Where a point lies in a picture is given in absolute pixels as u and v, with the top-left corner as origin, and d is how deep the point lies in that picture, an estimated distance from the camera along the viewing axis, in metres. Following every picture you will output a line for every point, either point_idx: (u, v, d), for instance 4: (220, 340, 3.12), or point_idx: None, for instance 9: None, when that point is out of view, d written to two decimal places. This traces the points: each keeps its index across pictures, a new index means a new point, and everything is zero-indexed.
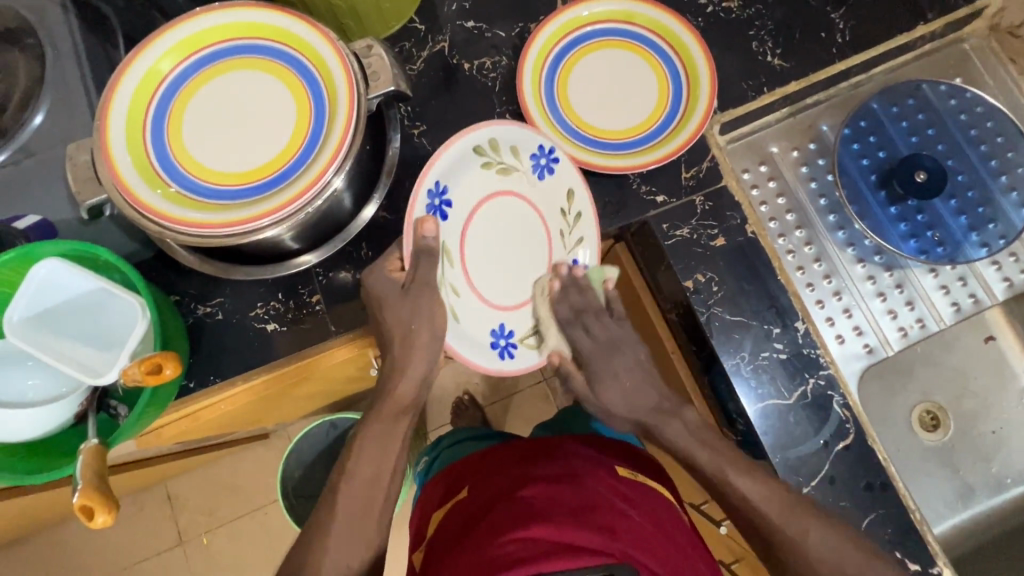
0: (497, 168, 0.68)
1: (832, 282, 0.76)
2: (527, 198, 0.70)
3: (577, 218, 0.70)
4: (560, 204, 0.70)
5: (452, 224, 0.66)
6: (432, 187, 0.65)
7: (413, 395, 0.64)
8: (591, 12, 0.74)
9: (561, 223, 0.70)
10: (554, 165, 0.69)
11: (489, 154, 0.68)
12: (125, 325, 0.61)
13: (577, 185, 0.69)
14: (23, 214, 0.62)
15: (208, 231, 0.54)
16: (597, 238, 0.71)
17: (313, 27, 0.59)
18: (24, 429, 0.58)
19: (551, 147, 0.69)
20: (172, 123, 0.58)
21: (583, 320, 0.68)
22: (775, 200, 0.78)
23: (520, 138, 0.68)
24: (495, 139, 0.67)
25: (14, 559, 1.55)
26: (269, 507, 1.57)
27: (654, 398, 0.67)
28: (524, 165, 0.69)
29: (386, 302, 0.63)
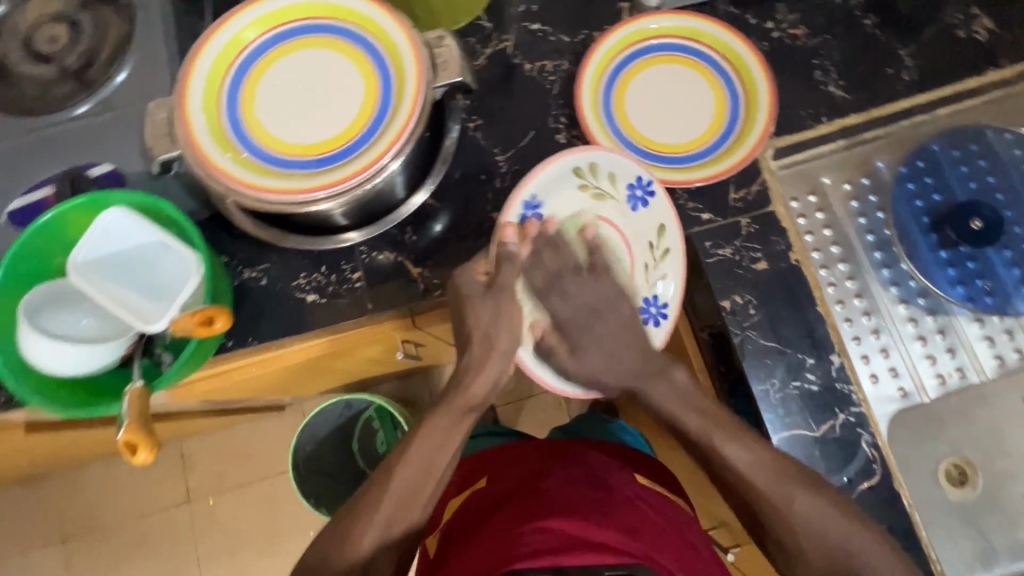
0: (592, 192, 0.70)
1: (872, 320, 0.75)
2: (618, 227, 0.71)
3: (664, 254, 0.70)
4: (649, 237, 0.70)
5: (543, 234, 0.71)
6: (527, 199, 0.69)
7: None
8: (658, 26, 0.75)
9: (646, 257, 0.70)
10: (648, 198, 0.70)
11: (587, 176, 0.70)
12: (177, 278, 0.63)
13: (667, 222, 0.69)
14: (99, 162, 0.66)
15: (265, 196, 0.56)
16: (680, 279, 0.70)
17: (391, 14, 0.61)
18: (65, 365, 0.60)
19: (649, 181, 0.69)
20: (247, 89, 0.61)
21: (560, 287, 0.67)
22: (821, 231, 0.77)
23: (621, 167, 0.70)
24: (596, 164, 0.70)
25: (30, 495, 1.61)
26: (276, 477, 1.60)
27: (636, 363, 0.65)
28: (620, 193, 0.70)
29: (470, 302, 0.66)
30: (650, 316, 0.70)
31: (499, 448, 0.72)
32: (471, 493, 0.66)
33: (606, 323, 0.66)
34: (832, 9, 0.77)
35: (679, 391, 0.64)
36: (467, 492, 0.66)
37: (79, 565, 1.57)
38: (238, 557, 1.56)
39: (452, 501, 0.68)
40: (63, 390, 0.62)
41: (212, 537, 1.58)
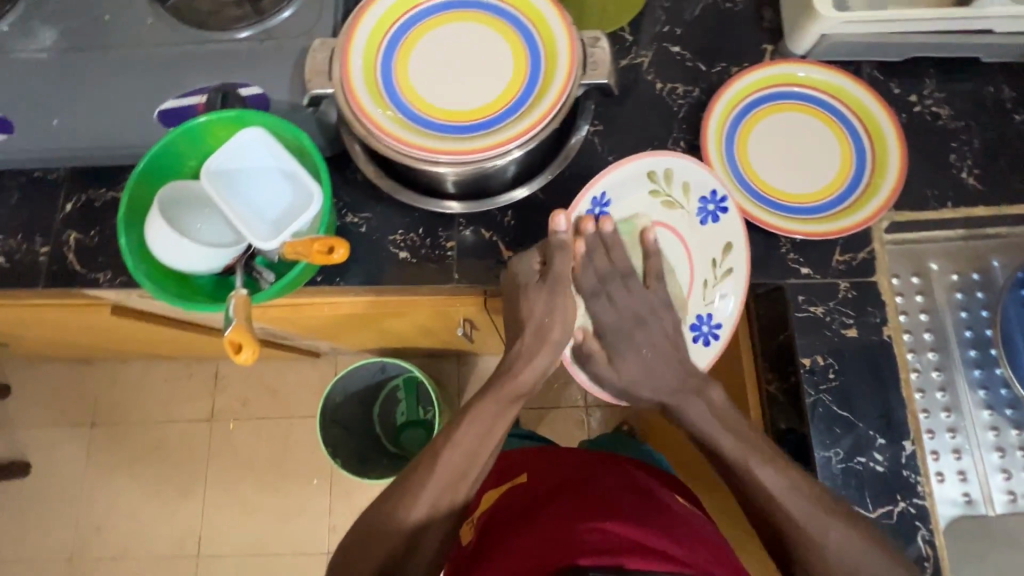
0: (663, 199, 0.72)
1: (950, 417, 0.72)
2: (683, 238, 0.72)
3: (726, 272, 0.70)
4: (713, 254, 0.71)
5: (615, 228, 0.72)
6: (597, 196, 0.72)
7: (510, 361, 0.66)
8: (806, 75, 0.75)
9: (708, 273, 0.71)
10: (720, 214, 0.70)
11: (660, 182, 0.72)
12: (296, 209, 0.68)
13: (736, 240, 0.70)
14: (249, 83, 0.70)
15: (394, 145, 0.59)
16: (738, 303, 0.70)
17: (558, 10, 0.63)
18: (176, 257, 0.65)
19: (724, 196, 0.70)
20: (407, 44, 0.64)
21: (609, 289, 0.69)
22: (917, 314, 0.75)
23: (697, 179, 0.71)
24: (670, 171, 0.72)
25: (72, 375, 1.70)
26: (296, 420, 1.65)
27: (671, 381, 0.65)
28: (690, 206, 0.72)
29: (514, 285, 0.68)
30: (700, 333, 0.71)
31: (534, 451, 0.82)
32: (510, 487, 0.75)
33: (647, 332, 0.68)
34: (982, 97, 0.75)
35: (715, 411, 0.63)
36: (506, 487, 0.75)
37: (100, 452, 1.66)
38: (241, 484, 1.61)
39: (489, 493, 0.77)
40: (170, 281, 0.67)
41: (223, 459, 1.63)
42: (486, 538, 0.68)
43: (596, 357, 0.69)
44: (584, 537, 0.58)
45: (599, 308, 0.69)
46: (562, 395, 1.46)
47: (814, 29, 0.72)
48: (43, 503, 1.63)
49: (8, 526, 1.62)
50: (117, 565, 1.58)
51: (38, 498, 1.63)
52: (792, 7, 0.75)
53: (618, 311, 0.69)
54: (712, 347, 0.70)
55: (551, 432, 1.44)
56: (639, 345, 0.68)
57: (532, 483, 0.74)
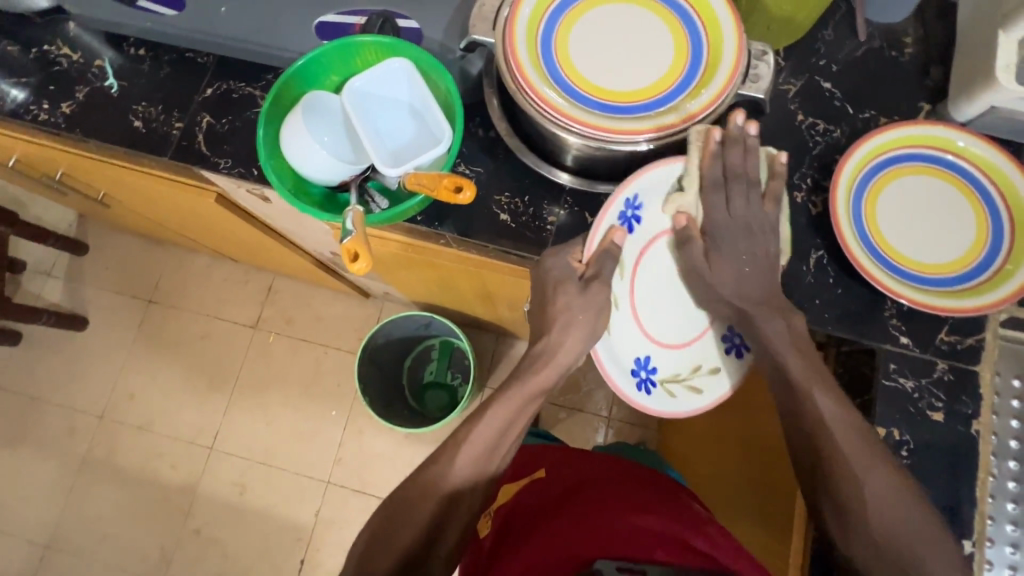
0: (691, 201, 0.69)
1: (1015, 532, 0.68)
2: None
3: None
4: None
5: (637, 239, 0.69)
6: (630, 197, 0.67)
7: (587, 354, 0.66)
8: (965, 145, 0.71)
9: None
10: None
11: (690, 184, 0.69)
12: (420, 148, 0.71)
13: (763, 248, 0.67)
14: (407, 16, 0.72)
15: (536, 101, 0.60)
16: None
17: (734, 17, 0.62)
18: (302, 160, 0.68)
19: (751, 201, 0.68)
20: (574, 10, 0.65)
21: (730, 188, 0.64)
22: (1008, 419, 0.71)
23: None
24: None
25: (144, 250, 1.81)
26: (331, 350, 1.70)
27: None
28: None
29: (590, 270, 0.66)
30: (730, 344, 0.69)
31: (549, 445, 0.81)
32: (527, 482, 0.75)
33: (750, 242, 0.64)
34: None
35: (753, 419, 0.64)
36: (524, 480, 0.76)
37: (151, 328, 1.76)
38: (266, 394, 1.68)
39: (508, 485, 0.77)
40: (288, 181, 0.70)
41: (256, 367, 1.71)
42: (507, 534, 0.69)
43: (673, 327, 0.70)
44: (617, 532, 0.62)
45: (715, 206, 0.64)
46: (590, 399, 1.46)
47: (987, 98, 0.68)
48: (90, 359, 1.74)
49: (56, 371, 1.74)
50: (139, 434, 1.68)
51: (87, 355, 1.75)
52: (965, 71, 0.72)
53: (733, 217, 0.64)
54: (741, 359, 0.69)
55: (569, 432, 1.44)
56: (741, 250, 0.64)
57: (551, 477, 0.74)
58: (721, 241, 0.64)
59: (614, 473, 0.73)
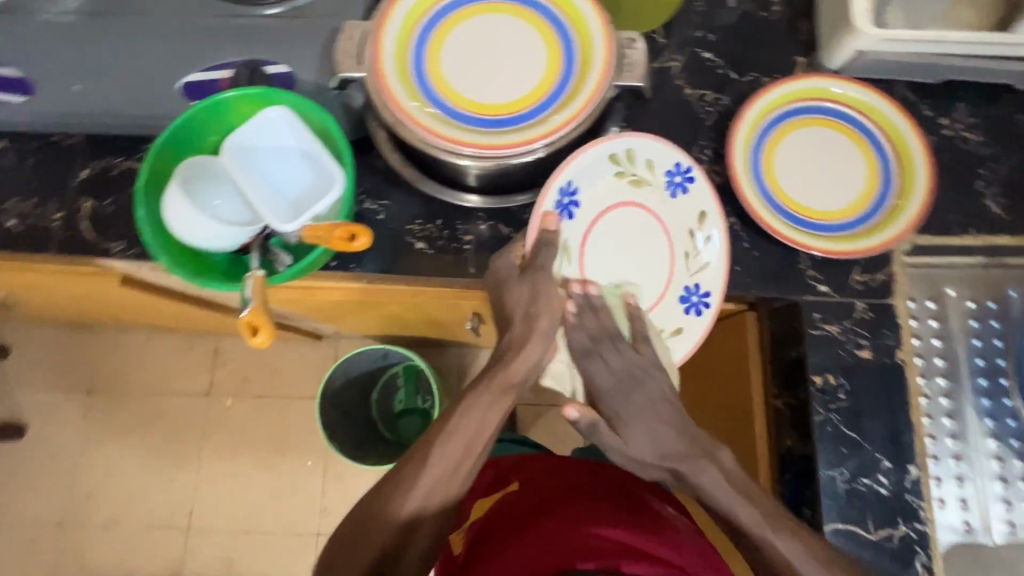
0: (629, 179, 0.72)
1: (956, 444, 0.72)
2: (656, 214, 0.73)
3: (704, 241, 0.71)
4: (690, 225, 0.72)
5: (579, 222, 0.72)
6: (564, 186, 0.70)
7: (521, 375, 0.65)
8: (839, 91, 0.74)
9: (686, 244, 0.72)
10: (688, 185, 0.72)
11: (623, 163, 0.72)
12: (316, 193, 0.67)
13: (708, 207, 0.71)
14: (275, 61, 0.69)
15: (422, 132, 0.59)
16: (721, 267, 0.70)
17: (597, 11, 0.63)
18: (192, 234, 0.64)
19: (687, 167, 0.72)
20: (440, 31, 0.63)
21: (602, 350, 0.66)
22: (930, 339, 0.75)
23: (659, 155, 0.72)
24: (631, 150, 0.72)
25: (71, 339, 1.70)
26: (295, 400, 1.64)
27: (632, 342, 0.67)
28: (658, 181, 0.72)
29: (507, 286, 0.67)
30: (690, 303, 0.71)
31: (521, 456, 0.77)
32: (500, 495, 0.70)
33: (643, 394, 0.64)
34: (1011, 124, 0.74)
35: None
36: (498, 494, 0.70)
37: (96, 419, 1.65)
38: (234, 460, 1.61)
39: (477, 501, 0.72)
40: (184, 260, 0.66)
41: (218, 435, 1.63)
42: (474, 552, 0.62)
43: (601, 319, 0.68)
44: (584, 543, 0.56)
45: (594, 372, 0.66)
46: (561, 393, 1.46)
47: (851, 44, 0.71)
48: (36, 465, 1.63)
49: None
50: (106, 531, 1.59)
51: (32, 462, 1.63)
52: (828, 21, 0.75)
53: (615, 374, 0.65)
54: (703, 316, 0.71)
55: (547, 430, 1.44)
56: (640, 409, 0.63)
57: (521, 490, 0.70)
58: (617, 412, 0.63)
59: (592, 485, 0.69)
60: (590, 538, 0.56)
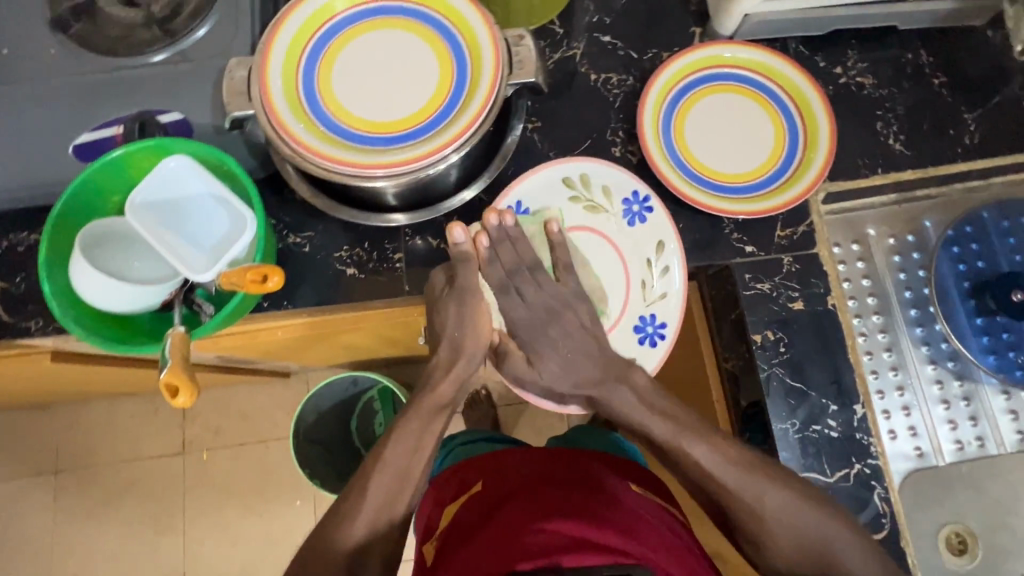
0: (584, 204, 0.73)
1: (898, 376, 0.76)
2: (613, 241, 0.73)
3: (664, 270, 0.72)
4: (647, 254, 0.72)
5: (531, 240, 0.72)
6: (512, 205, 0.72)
7: (452, 395, 0.67)
8: (732, 55, 0.75)
9: (644, 273, 0.72)
10: (646, 214, 0.72)
11: (579, 187, 0.73)
12: (230, 235, 0.66)
13: (667, 238, 0.71)
14: (167, 110, 0.67)
15: (327, 163, 0.58)
16: (679, 298, 0.71)
17: (478, 10, 0.62)
18: (109, 302, 0.62)
19: (646, 196, 0.72)
20: (326, 59, 0.63)
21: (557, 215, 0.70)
22: (860, 280, 0.78)
23: (616, 181, 0.73)
24: (586, 175, 0.73)
25: (13, 424, 1.54)
26: (271, 442, 1.52)
27: (572, 332, 0.67)
28: (615, 209, 0.73)
29: (454, 309, 0.67)
30: (647, 334, 0.71)
31: (489, 456, 0.77)
32: (465, 498, 0.71)
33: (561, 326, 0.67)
34: (901, 63, 0.77)
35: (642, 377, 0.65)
36: (463, 498, 0.71)
37: (56, 506, 1.51)
38: (218, 516, 1.49)
39: (448, 508, 0.73)
40: (106, 329, 0.64)
41: (197, 492, 1.50)
42: (438, 556, 0.63)
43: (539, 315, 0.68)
44: (530, 539, 0.56)
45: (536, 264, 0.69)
46: None
47: (738, 10, 0.73)
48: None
49: None
50: None
51: None
52: None
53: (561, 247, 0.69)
54: (660, 347, 0.71)
55: (532, 427, 1.37)
56: (581, 304, 0.68)
57: (484, 491, 0.70)
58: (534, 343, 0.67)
59: (556, 472, 0.69)
60: (535, 534, 0.56)
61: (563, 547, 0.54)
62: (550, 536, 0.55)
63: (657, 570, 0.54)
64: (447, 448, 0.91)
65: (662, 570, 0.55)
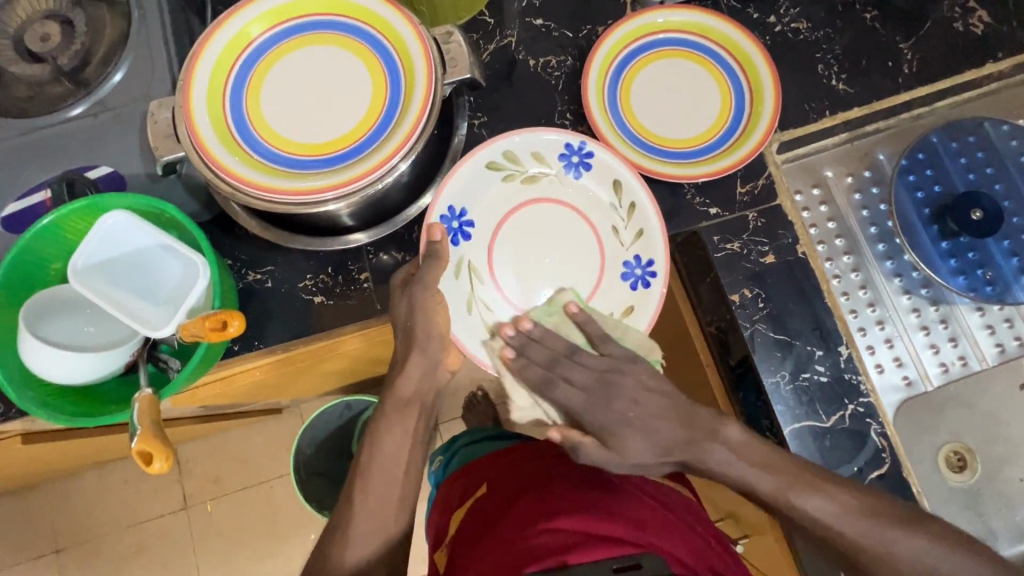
0: (521, 178, 0.73)
1: (876, 311, 0.77)
2: (563, 199, 0.73)
3: (630, 207, 0.71)
4: (609, 199, 0.72)
5: (478, 240, 0.72)
6: (447, 213, 0.70)
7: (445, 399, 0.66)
8: (665, 20, 0.74)
9: (611, 218, 0.72)
10: (587, 161, 0.72)
11: (509, 166, 0.72)
12: (184, 284, 0.63)
13: (621, 174, 0.70)
14: (96, 165, 0.63)
15: (271, 195, 0.56)
16: (658, 227, 0.69)
17: (400, 12, 0.60)
18: (66, 375, 0.59)
19: (579, 144, 0.71)
20: (251, 86, 0.60)
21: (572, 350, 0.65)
22: (825, 224, 0.79)
23: (543, 144, 0.72)
24: (511, 152, 0.72)
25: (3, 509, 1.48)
26: (276, 481, 1.49)
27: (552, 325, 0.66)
28: (556, 167, 0.73)
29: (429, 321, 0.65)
30: (636, 278, 0.70)
31: (492, 456, 0.76)
32: (472, 502, 0.70)
33: (624, 397, 0.62)
34: (833, 4, 0.77)
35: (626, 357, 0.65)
36: (469, 502, 0.70)
37: None
38: (232, 565, 1.45)
39: (456, 513, 0.72)
40: (71, 401, 0.62)
41: (205, 546, 1.46)
42: (449, 566, 0.63)
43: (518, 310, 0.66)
44: (536, 541, 0.55)
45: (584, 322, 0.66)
46: None
47: None
48: None
49: None
50: None
51: None
52: None
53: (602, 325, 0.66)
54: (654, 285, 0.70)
55: None
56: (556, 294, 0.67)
57: (490, 493, 0.69)
58: (599, 423, 0.61)
59: (560, 469, 0.68)
60: (542, 535, 0.56)
61: (571, 544, 0.54)
62: (557, 535, 0.55)
63: (667, 557, 0.54)
64: (451, 449, 0.89)
65: (672, 557, 0.55)
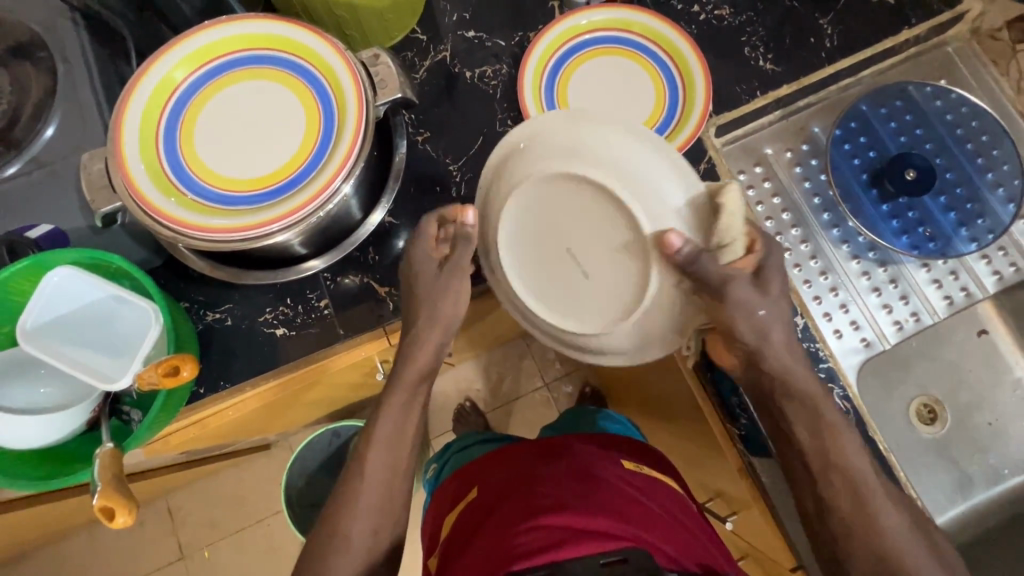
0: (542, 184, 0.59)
1: (829, 278, 0.80)
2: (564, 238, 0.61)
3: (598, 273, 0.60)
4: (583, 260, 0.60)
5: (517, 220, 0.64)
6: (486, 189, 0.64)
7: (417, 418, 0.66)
8: (589, 21, 0.76)
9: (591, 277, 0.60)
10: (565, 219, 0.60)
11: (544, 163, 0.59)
12: (137, 333, 0.62)
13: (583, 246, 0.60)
14: (36, 224, 0.63)
15: (216, 235, 0.56)
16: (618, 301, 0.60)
17: (323, 38, 0.61)
18: (26, 440, 0.58)
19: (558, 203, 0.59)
20: (184, 128, 0.60)
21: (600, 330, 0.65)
22: (770, 199, 0.82)
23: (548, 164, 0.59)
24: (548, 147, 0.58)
25: None
26: (272, 518, 1.46)
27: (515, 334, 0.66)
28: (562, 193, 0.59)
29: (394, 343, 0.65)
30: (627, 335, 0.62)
31: (479, 461, 0.76)
32: (462, 507, 0.70)
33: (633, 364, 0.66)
34: None
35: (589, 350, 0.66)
36: (459, 507, 0.70)
37: None
38: None
39: (447, 519, 0.72)
40: (32, 464, 0.61)
41: None
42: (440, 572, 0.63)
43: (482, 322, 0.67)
44: (524, 541, 0.56)
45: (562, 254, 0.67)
46: (520, 382, 1.34)
47: None
48: None
49: None
50: None
51: None
52: None
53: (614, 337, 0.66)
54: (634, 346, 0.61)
55: (523, 423, 1.33)
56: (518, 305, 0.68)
57: (478, 496, 0.69)
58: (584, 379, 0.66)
59: (547, 464, 0.68)
60: (527, 534, 0.56)
61: (556, 541, 0.54)
62: (543, 532, 0.56)
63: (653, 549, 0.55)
64: (443, 457, 0.90)
65: (656, 546, 0.56)
